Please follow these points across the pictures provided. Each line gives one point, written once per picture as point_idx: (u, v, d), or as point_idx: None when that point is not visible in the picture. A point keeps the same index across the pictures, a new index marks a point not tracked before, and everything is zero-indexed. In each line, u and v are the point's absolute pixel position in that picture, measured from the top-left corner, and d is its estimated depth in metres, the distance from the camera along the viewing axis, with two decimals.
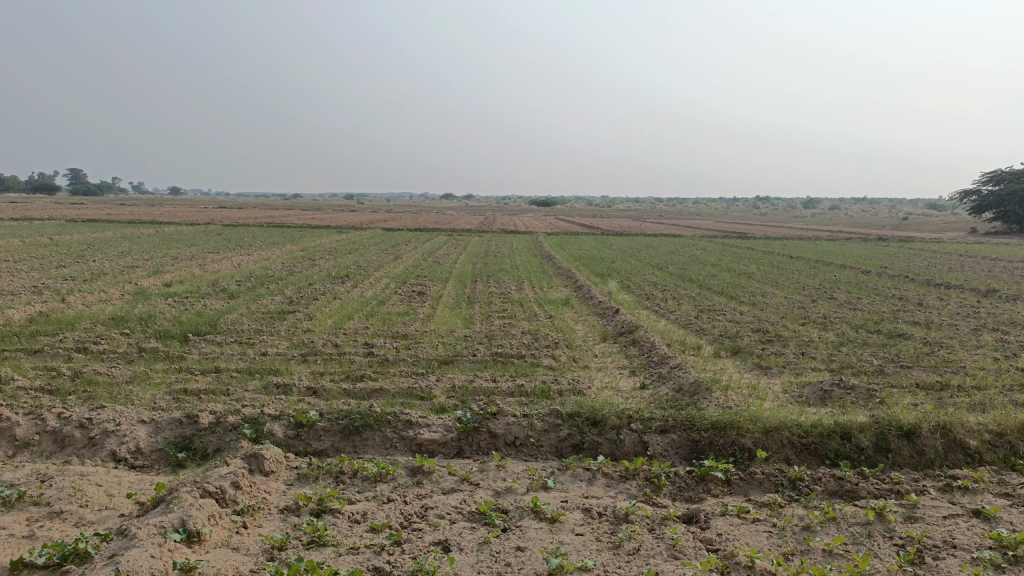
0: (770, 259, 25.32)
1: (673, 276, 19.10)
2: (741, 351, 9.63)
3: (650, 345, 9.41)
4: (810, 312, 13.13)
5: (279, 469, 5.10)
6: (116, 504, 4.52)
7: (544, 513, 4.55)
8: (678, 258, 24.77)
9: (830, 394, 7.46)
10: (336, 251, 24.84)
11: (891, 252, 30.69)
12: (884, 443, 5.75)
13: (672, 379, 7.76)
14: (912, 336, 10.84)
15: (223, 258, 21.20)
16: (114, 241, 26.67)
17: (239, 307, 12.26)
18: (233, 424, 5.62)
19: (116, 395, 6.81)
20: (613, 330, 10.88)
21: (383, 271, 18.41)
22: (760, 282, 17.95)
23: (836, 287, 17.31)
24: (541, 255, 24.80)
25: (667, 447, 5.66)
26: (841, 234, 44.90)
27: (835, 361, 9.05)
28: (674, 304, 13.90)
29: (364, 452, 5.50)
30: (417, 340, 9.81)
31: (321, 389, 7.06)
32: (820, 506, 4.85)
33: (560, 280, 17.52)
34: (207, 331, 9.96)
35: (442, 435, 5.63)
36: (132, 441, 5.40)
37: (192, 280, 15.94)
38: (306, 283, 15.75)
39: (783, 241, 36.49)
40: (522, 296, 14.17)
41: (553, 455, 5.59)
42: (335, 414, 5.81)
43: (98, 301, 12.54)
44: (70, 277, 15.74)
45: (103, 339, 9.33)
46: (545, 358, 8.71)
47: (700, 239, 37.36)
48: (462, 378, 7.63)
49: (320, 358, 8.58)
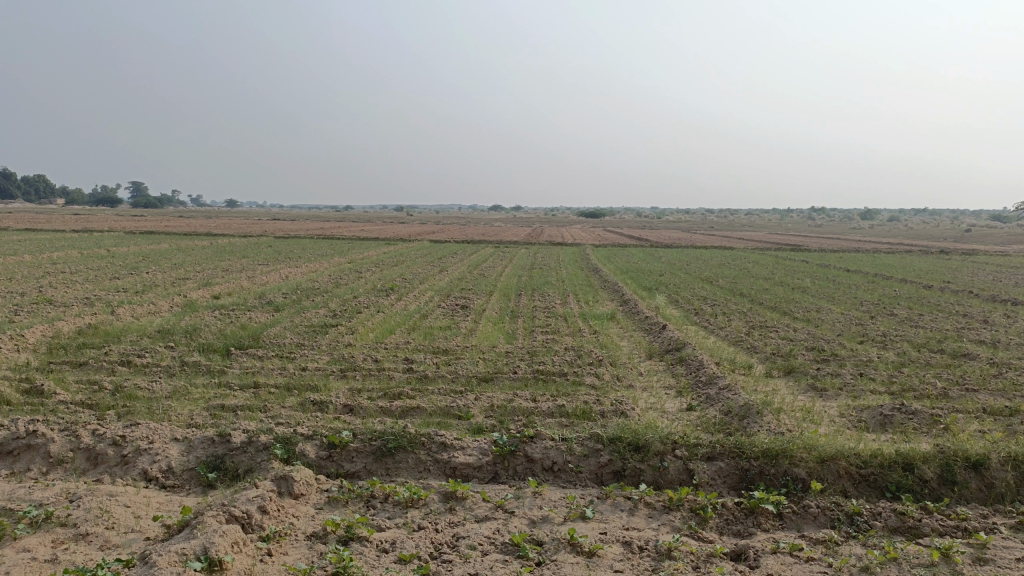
0: (826, 272, 24.60)
1: (723, 290, 18.62)
2: (795, 370, 9.22)
3: (698, 363, 9.08)
4: (868, 330, 12.58)
5: (308, 492, 4.96)
6: (143, 527, 4.42)
7: (581, 546, 4.30)
8: (729, 271, 24.21)
9: (890, 419, 7.06)
10: (383, 263, 24.96)
11: (954, 265, 29.54)
12: (950, 475, 5.35)
13: (721, 401, 7.43)
14: (978, 357, 10.27)
15: (272, 269, 21.46)
16: (168, 252, 27.30)
17: (283, 320, 12.29)
18: (265, 444, 5.51)
19: (153, 411, 6.79)
20: (660, 347, 10.56)
21: (428, 283, 18.36)
22: (815, 297, 17.37)
23: (896, 303, 16.63)
24: (588, 267, 24.53)
25: (714, 475, 5.36)
26: (900, 246, 43.43)
27: (896, 384, 8.58)
28: (724, 320, 13.48)
29: (397, 475, 5.33)
30: (457, 355, 9.65)
31: (358, 407, 6.93)
32: (880, 544, 4.50)
33: (606, 293, 17.23)
34: (250, 345, 9.97)
35: (477, 458, 5.43)
36: (164, 459, 5.33)
37: (240, 293, 16.10)
38: (351, 296, 15.76)
39: (839, 253, 35.61)
40: (567, 310, 13.92)
41: (593, 481, 5.34)
42: (368, 435, 5.65)
43: (147, 313, 12.72)
44: (123, 288, 16.06)
45: (147, 352, 9.40)
46: (588, 377, 8.45)
47: (752, 251, 36.59)
48: (502, 397, 7.43)
49: (358, 374, 8.48)
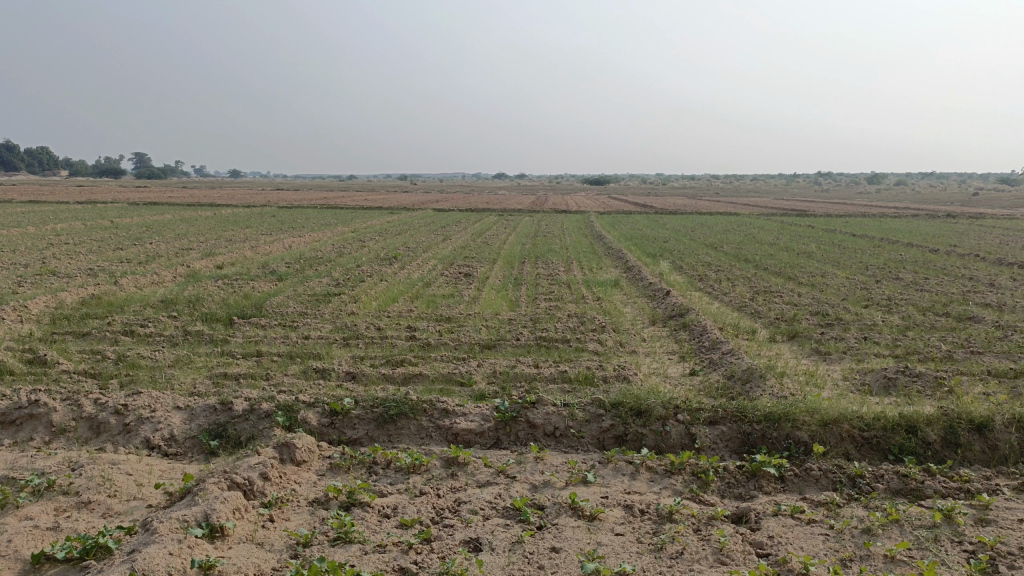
0: (831, 237, 24.46)
1: (728, 256, 18.52)
2: (799, 335, 9.18)
3: (702, 329, 9.05)
4: (873, 294, 12.51)
5: (310, 459, 4.96)
6: (145, 494, 4.44)
7: (582, 510, 4.30)
8: (734, 237, 24.07)
9: (894, 382, 7.05)
10: (386, 232, 24.87)
11: (961, 229, 29.31)
12: (954, 438, 5.33)
13: (724, 365, 7.41)
14: (984, 319, 10.21)
15: (275, 239, 21.41)
16: (172, 223, 27.26)
17: (285, 289, 12.27)
18: (266, 412, 5.51)
19: (156, 380, 6.80)
20: (664, 312, 10.53)
21: (431, 252, 18.30)
22: (820, 262, 17.28)
23: (901, 267, 16.53)
24: (592, 234, 24.44)
25: (716, 439, 5.34)
26: (906, 210, 43.17)
27: (900, 347, 8.55)
28: (728, 286, 13.41)
29: (398, 441, 5.32)
30: (460, 323, 9.64)
31: (360, 374, 6.94)
32: (882, 506, 4.49)
33: (610, 260, 17.18)
34: (253, 314, 9.96)
35: (479, 424, 5.42)
36: (166, 428, 5.34)
37: (243, 263, 16.08)
38: (354, 265, 15.73)
39: (845, 218, 35.41)
40: (571, 277, 13.89)
41: (595, 446, 5.33)
42: (370, 402, 5.64)
43: (150, 284, 12.71)
44: (126, 260, 16.04)
45: (150, 322, 9.40)
46: (591, 343, 8.43)
47: (757, 217, 36.39)
48: (505, 363, 7.43)
49: (361, 342, 8.47)
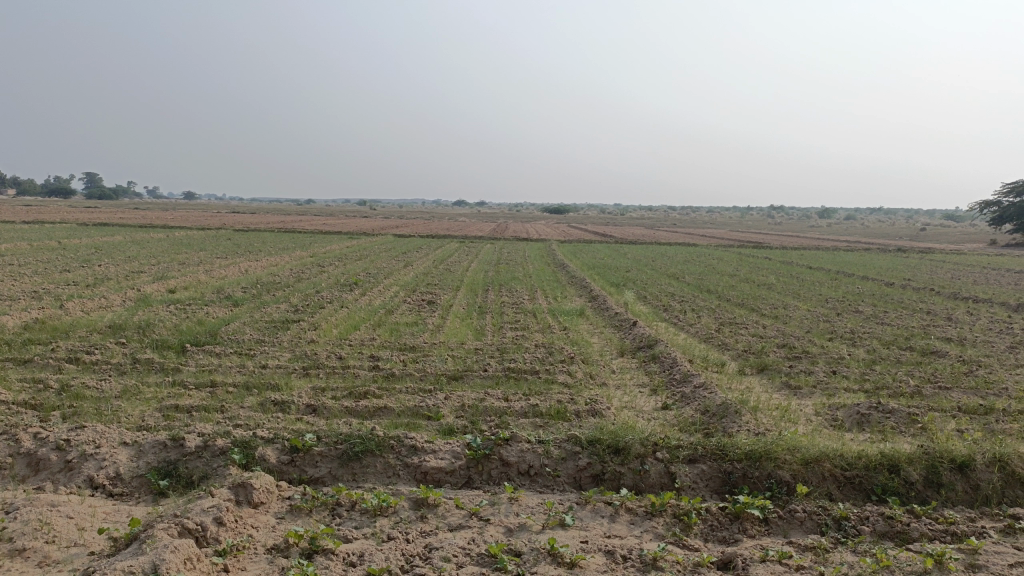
0: (789, 269, 24.77)
1: (690, 287, 18.54)
2: (768, 368, 9.08)
3: (672, 360, 8.90)
4: (836, 327, 12.54)
5: (269, 501, 4.63)
6: (87, 541, 4.06)
7: (562, 557, 4.05)
8: (694, 267, 24.22)
9: (867, 418, 6.95)
10: (346, 257, 24.48)
11: (913, 263, 29.96)
12: (936, 477, 5.22)
13: (697, 399, 7.25)
14: (947, 354, 10.26)
15: (231, 263, 20.88)
16: (123, 245, 26.44)
17: (242, 315, 11.84)
18: (221, 449, 5.15)
19: (101, 412, 6.37)
20: (632, 343, 10.38)
21: (392, 279, 17.96)
22: (781, 294, 17.40)
23: (860, 300, 16.71)
24: (555, 263, 24.38)
25: (696, 479, 5.15)
26: (859, 244, 44.10)
27: (869, 381, 8.51)
28: (694, 317, 13.34)
29: (364, 481, 5.01)
30: (425, 352, 9.36)
31: (322, 407, 6.61)
32: (871, 551, 4.32)
33: (574, 289, 17.07)
34: (207, 341, 9.53)
35: (450, 462, 5.14)
36: (111, 465, 4.95)
37: (197, 287, 15.54)
38: (313, 290, 15.33)
39: (801, 251, 36.01)
40: (536, 306, 13.70)
41: (571, 486, 5.09)
42: (334, 438, 5.33)
43: (98, 308, 12.17)
44: (73, 282, 15.39)
45: (96, 349, 8.92)
46: (560, 375, 8.21)
47: (715, 248, 36.78)
48: (473, 395, 7.17)
49: (322, 372, 8.12)
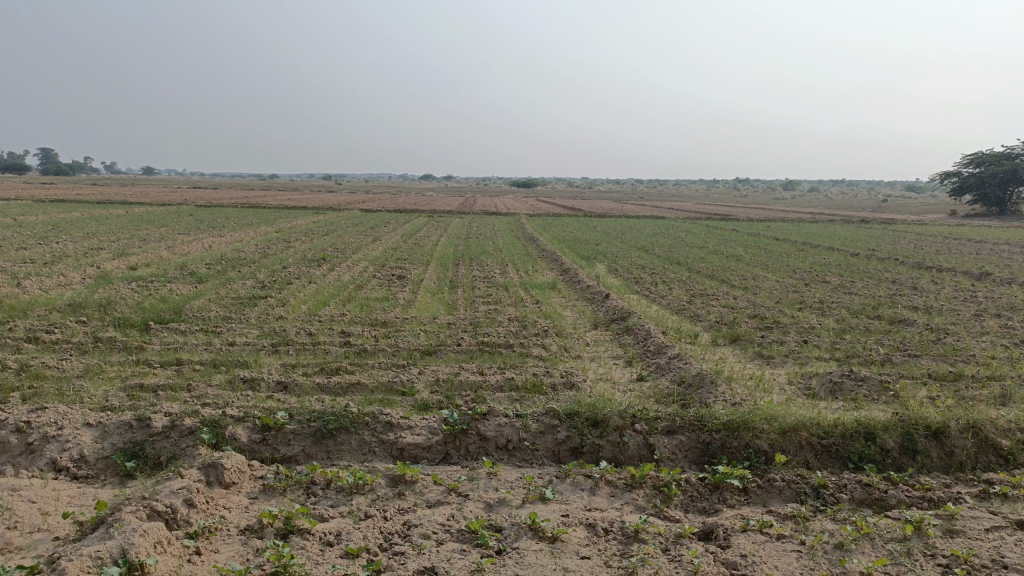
0: (757, 241, 24.95)
1: (661, 259, 18.57)
2: (740, 338, 9.11)
3: (646, 332, 8.87)
4: (806, 297, 12.64)
5: (241, 480, 4.50)
6: (51, 526, 3.90)
7: (543, 531, 3.99)
8: (664, 240, 24.29)
9: (840, 387, 7.00)
10: (313, 232, 24.10)
11: (876, 234, 30.38)
12: (911, 444, 5.26)
13: (672, 371, 7.23)
14: (914, 322, 10.40)
15: (194, 239, 20.43)
16: (81, 221, 25.74)
17: (207, 292, 11.57)
18: (190, 428, 4.98)
19: (63, 393, 6.16)
20: (605, 315, 10.35)
21: (361, 253, 17.69)
22: (750, 265, 17.50)
23: (828, 270, 16.87)
24: (524, 236, 24.30)
25: (675, 450, 5.12)
26: (823, 215, 44.60)
27: (840, 350, 8.57)
28: (665, 289, 13.35)
29: (339, 458, 4.90)
30: (397, 327, 9.22)
31: (293, 384, 6.47)
32: (851, 519, 4.33)
33: (545, 262, 17.01)
34: (171, 319, 9.29)
35: (426, 439, 5.05)
36: (75, 447, 4.77)
37: (160, 264, 15.16)
38: (280, 266, 15.05)
39: (767, 223, 36.32)
40: (508, 280, 13.60)
41: (550, 460, 5.03)
42: (306, 416, 5.19)
43: (56, 286, 11.80)
44: (30, 260, 14.92)
45: (56, 328, 8.64)
46: (534, 348, 8.15)
47: (683, 221, 36.95)
48: (447, 370, 7.07)
49: (292, 349, 7.96)
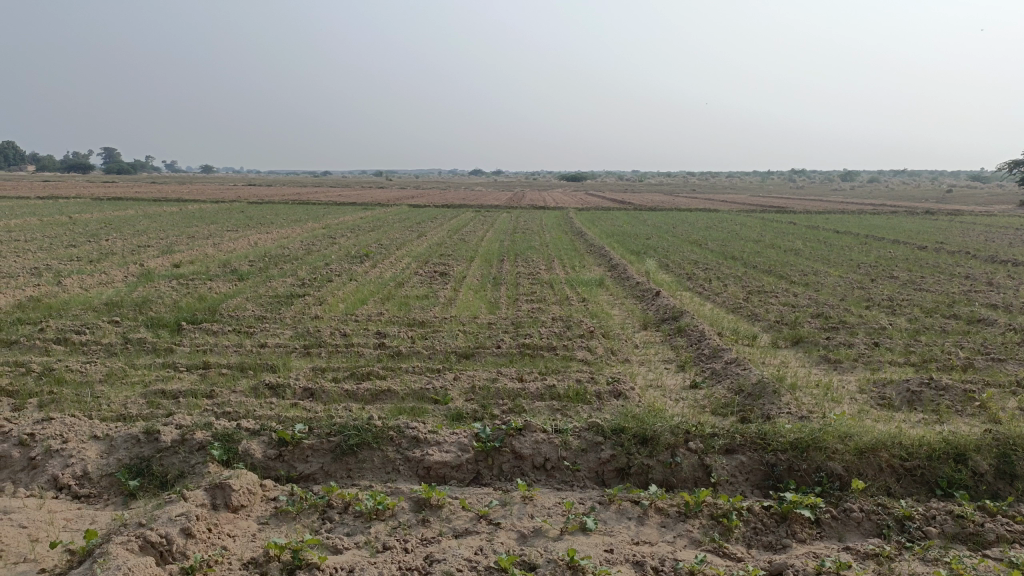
0: (816, 234, 23.97)
1: (714, 254, 17.80)
2: (803, 340, 8.42)
3: (700, 334, 8.25)
4: (873, 294, 11.81)
5: (250, 503, 4.09)
6: (38, 555, 3.51)
7: (583, 571, 3.46)
8: (717, 233, 23.47)
9: (918, 396, 6.31)
10: (359, 228, 23.85)
11: (942, 226, 28.90)
12: (1009, 468, 4.59)
13: (730, 378, 6.62)
14: (995, 322, 9.54)
15: (240, 236, 20.37)
16: (133, 219, 25.98)
17: (245, 290, 11.32)
18: (201, 443, 4.59)
19: (81, 399, 5.86)
20: (656, 315, 9.73)
21: (405, 250, 17.35)
22: (810, 260, 16.62)
23: (895, 265, 15.92)
24: (572, 231, 23.73)
25: (735, 472, 4.54)
26: (885, 207, 42.77)
27: (915, 354, 7.83)
28: (719, 285, 12.66)
29: (360, 478, 4.45)
30: (435, 328, 8.78)
31: (320, 391, 6.08)
32: (944, 559, 3.71)
33: (593, 258, 16.43)
34: (204, 319, 9.00)
35: (455, 456, 4.56)
36: (78, 463, 4.43)
37: (203, 261, 15.04)
38: (322, 263, 14.79)
39: (826, 215, 34.98)
40: (554, 276, 13.06)
41: (593, 481, 4.50)
42: (325, 429, 4.76)
43: (97, 284, 11.69)
44: (76, 257, 14.95)
45: (87, 328, 8.42)
46: (579, 351, 7.61)
47: (736, 213, 35.89)
48: (485, 375, 6.59)
49: (324, 351, 7.58)
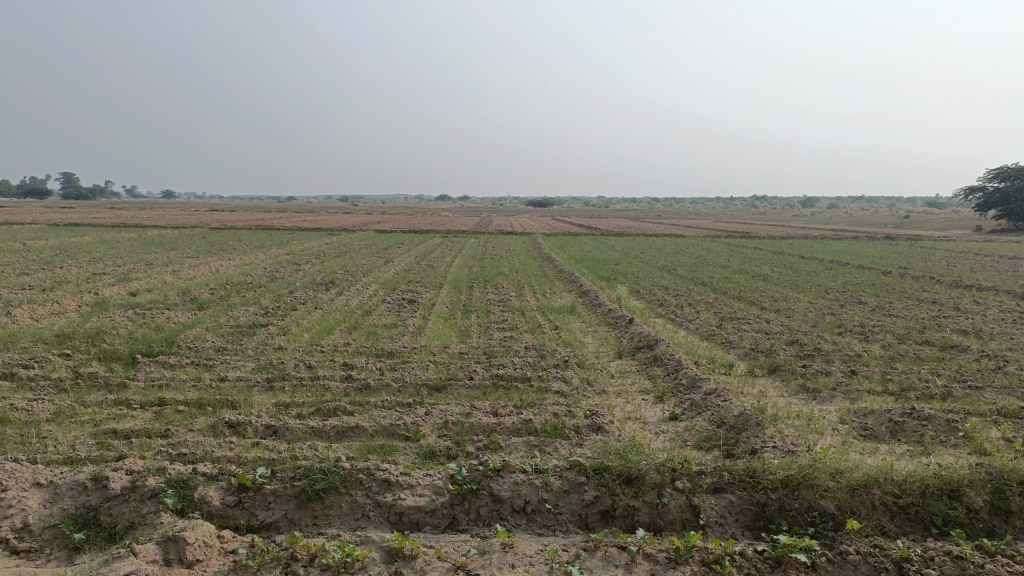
0: (782, 259, 24.13)
1: (683, 280, 17.75)
2: (780, 369, 8.28)
3: (676, 363, 8.07)
4: (844, 321, 11.76)
5: (207, 557, 3.76)
6: None
7: None
8: (685, 259, 23.51)
9: (902, 427, 6.16)
10: (324, 254, 23.45)
11: (904, 251, 29.34)
12: (1004, 504, 4.44)
13: (710, 409, 6.42)
14: (968, 348, 9.51)
15: (202, 262, 19.88)
16: (90, 245, 25.27)
17: (205, 320, 10.91)
18: (153, 490, 4.24)
19: (25, 441, 5.45)
20: (630, 343, 9.54)
21: (372, 277, 17.02)
22: (780, 286, 16.63)
23: (863, 290, 15.98)
24: (541, 256, 23.60)
25: (724, 513, 4.32)
26: (847, 232, 43.42)
27: (893, 382, 7.72)
28: (691, 312, 12.54)
29: (326, 526, 4.14)
30: (404, 358, 8.48)
31: (284, 428, 5.76)
32: None
33: (563, 284, 16.27)
34: (161, 351, 8.59)
35: (430, 501, 4.28)
36: (18, 514, 4.03)
37: (162, 289, 14.57)
38: (286, 291, 14.41)
39: (791, 240, 35.32)
40: (524, 303, 12.85)
41: (576, 525, 4.25)
42: (289, 473, 4.44)
43: (49, 314, 11.19)
44: (28, 286, 14.37)
45: (35, 362, 7.97)
46: (554, 382, 7.37)
47: (703, 239, 36.07)
48: (458, 409, 6.32)
49: (288, 385, 7.24)
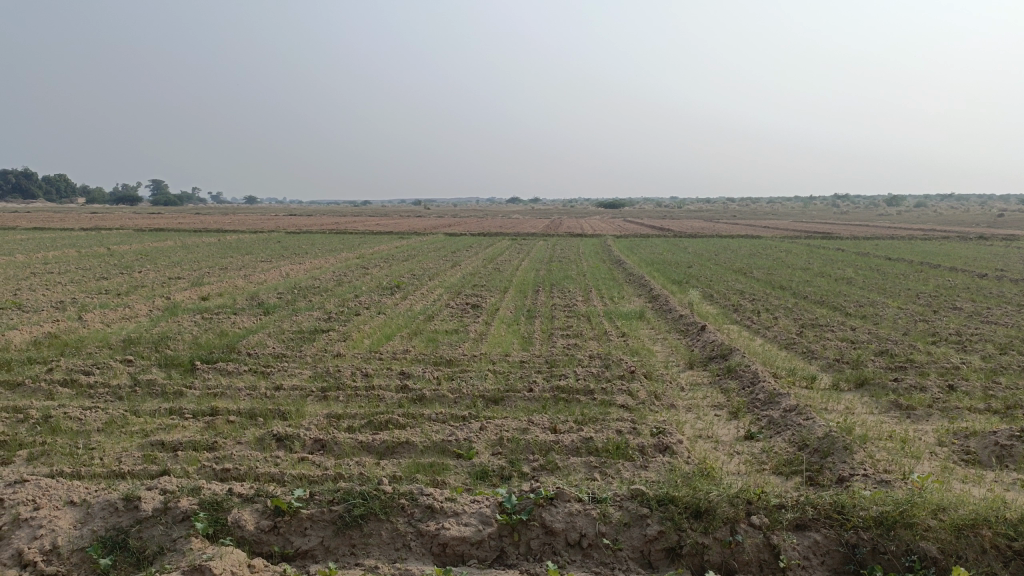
0: (868, 261, 22.94)
1: (760, 284, 16.94)
2: (867, 383, 7.61)
3: (752, 375, 7.50)
4: (939, 328, 10.89)
5: None
6: None
7: None
8: (762, 261, 22.62)
9: (1011, 452, 5.47)
10: (393, 258, 23.49)
11: (1000, 252, 27.52)
12: None
13: (790, 429, 5.86)
14: None
15: (273, 267, 20.14)
16: (169, 250, 26.01)
17: (269, 325, 10.86)
18: (185, 512, 4.03)
19: (73, 453, 5.34)
20: (702, 352, 8.99)
21: (438, 280, 16.83)
22: (865, 290, 15.66)
23: (957, 295, 14.89)
24: (611, 259, 23.10)
25: (806, 554, 3.83)
26: (936, 232, 41.19)
27: (998, 399, 6.97)
28: (769, 318, 11.87)
29: (364, 556, 3.84)
30: (463, 367, 8.17)
31: (332, 443, 5.50)
32: None
33: (632, 288, 15.76)
34: (220, 358, 8.51)
35: (476, 531, 3.92)
36: (47, 535, 3.85)
37: (231, 294, 14.71)
38: (352, 295, 14.34)
39: (874, 241, 33.76)
40: (591, 308, 12.40)
41: (636, 563, 3.82)
42: (328, 496, 4.15)
43: (120, 319, 11.34)
44: (105, 290, 14.71)
45: (97, 368, 7.97)
46: (620, 396, 6.92)
47: (781, 240, 34.73)
48: (515, 424, 5.95)
49: (342, 395, 7.01)
